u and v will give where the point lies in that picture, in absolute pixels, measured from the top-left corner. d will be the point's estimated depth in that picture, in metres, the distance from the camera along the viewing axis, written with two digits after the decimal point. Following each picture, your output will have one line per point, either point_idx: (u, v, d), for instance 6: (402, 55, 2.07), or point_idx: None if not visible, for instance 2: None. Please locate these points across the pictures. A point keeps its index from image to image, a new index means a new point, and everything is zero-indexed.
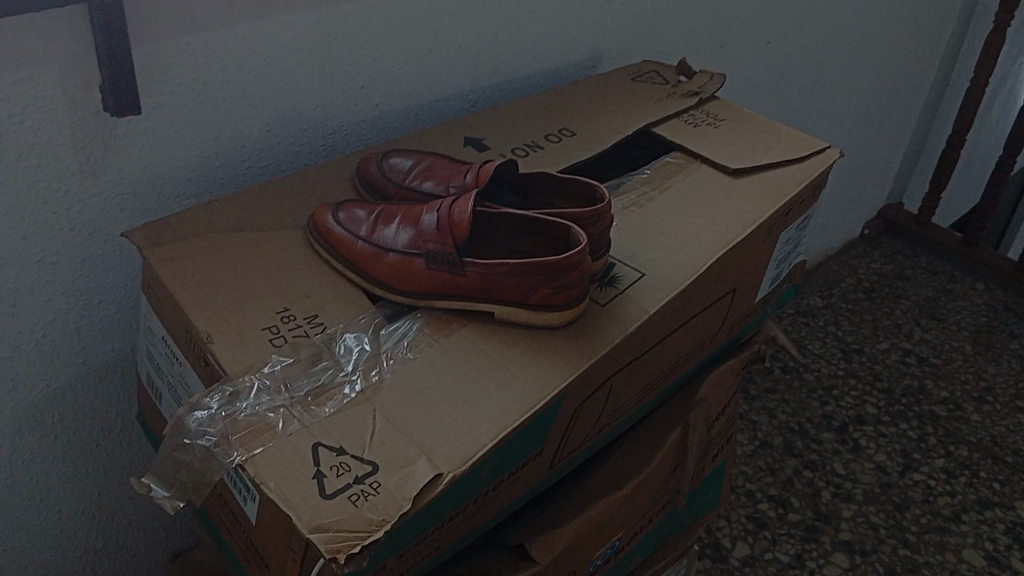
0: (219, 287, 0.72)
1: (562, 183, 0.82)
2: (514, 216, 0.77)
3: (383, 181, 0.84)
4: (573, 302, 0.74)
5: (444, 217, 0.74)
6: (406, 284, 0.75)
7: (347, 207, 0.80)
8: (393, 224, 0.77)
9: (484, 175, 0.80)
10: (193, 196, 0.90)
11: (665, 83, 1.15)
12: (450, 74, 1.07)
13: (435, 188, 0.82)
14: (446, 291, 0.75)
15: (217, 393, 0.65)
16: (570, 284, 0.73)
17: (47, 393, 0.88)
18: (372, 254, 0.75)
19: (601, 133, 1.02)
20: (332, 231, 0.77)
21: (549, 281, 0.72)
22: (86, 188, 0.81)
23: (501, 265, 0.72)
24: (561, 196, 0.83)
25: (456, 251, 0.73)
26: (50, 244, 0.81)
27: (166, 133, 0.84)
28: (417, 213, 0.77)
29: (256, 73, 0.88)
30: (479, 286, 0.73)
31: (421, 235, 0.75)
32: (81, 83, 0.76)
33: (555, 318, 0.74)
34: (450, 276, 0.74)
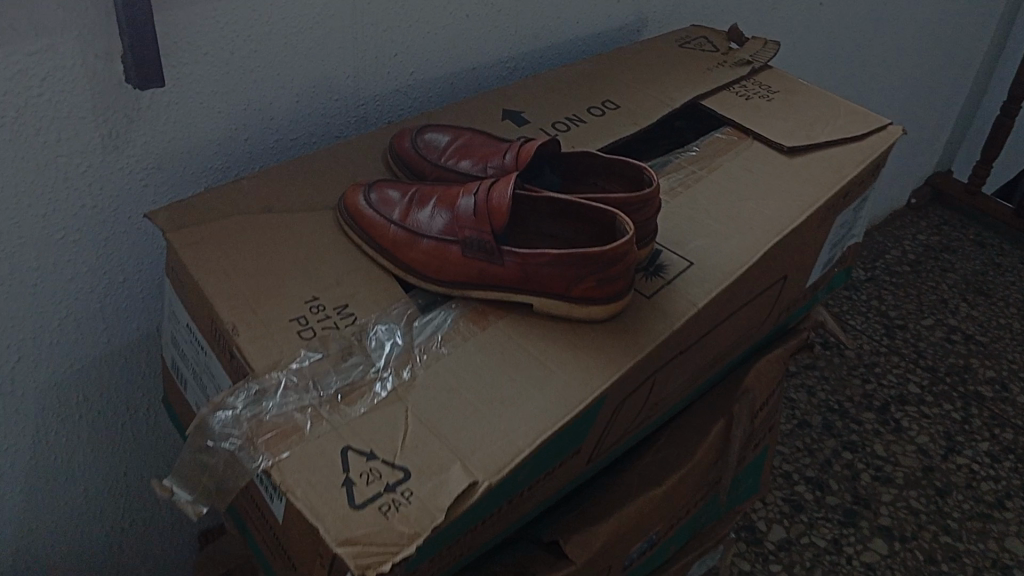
0: (245, 274, 0.69)
1: (606, 164, 0.78)
2: (556, 201, 0.72)
3: (417, 160, 0.79)
4: (618, 296, 0.70)
5: (482, 202, 0.70)
6: (441, 272, 0.71)
7: (379, 186, 0.76)
8: (428, 207, 0.73)
9: (525, 155, 0.75)
10: (221, 171, 0.86)
11: (714, 50, 1.08)
12: (487, 41, 1.01)
13: (472, 168, 0.78)
14: (482, 280, 0.71)
15: (241, 394, 0.62)
16: (615, 277, 0.69)
17: (71, 371, 0.85)
18: (406, 239, 0.72)
19: (646, 106, 0.96)
20: (363, 212, 0.73)
21: (593, 274, 0.68)
22: (107, 163, 0.77)
23: (542, 255, 0.68)
24: (605, 178, 0.79)
25: (494, 239, 0.69)
26: (71, 221, 0.78)
27: (191, 104, 0.80)
28: (454, 195, 0.73)
29: (285, 41, 0.83)
30: (518, 277, 0.69)
31: (458, 220, 0.71)
32: (102, 53, 0.71)
33: (598, 312, 0.70)
34: (487, 265, 0.70)
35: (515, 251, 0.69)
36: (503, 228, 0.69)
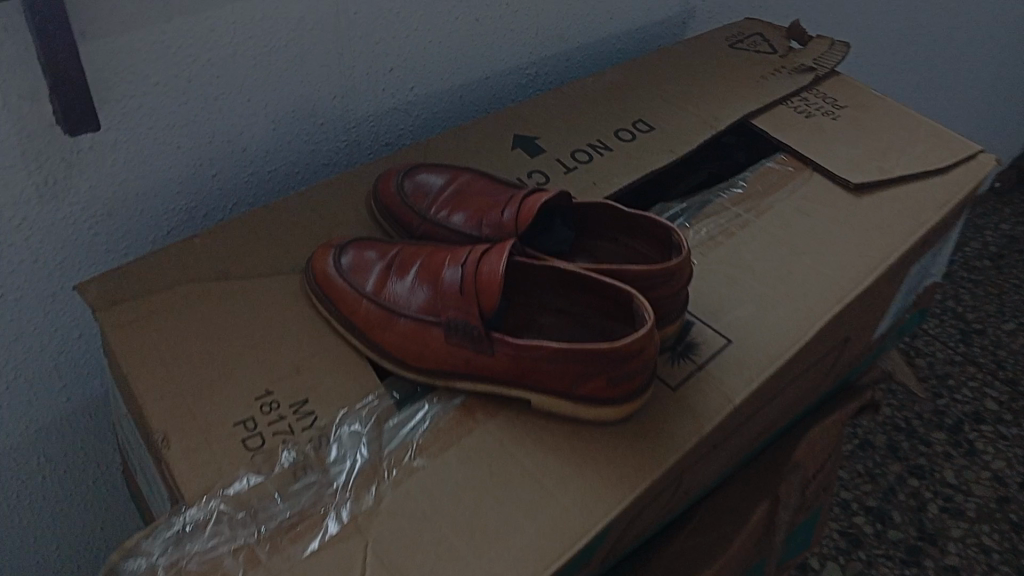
0: (187, 363, 0.58)
1: (627, 219, 0.65)
2: (563, 272, 0.60)
3: (401, 209, 0.67)
4: (635, 395, 0.57)
5: (470, 277, 0.57)
6: (421, 359, 0.59)
7: (354, 247, 0.64)
8: (409, 276, 0.61)
9: (527, 213, 0.62)
10: (185, 212, 0.74)
11: (772, 52, 0.93)
12: (502, 46, 0.87)
13: (467, 224, 0.65)
14: (469, 371, 0.58)
15: (158, 538, 0.51)
16: (630, 375, 0.56)
17: (28, 439, 0.75)
18: (381, 318, 0.60)
19: (686, 127, 0.81)
20: (331, 281, 0.61)
21: (603, 371, 0.56)
22: (47, 215, 0.66)
23: (538, 348, 0.56)
24: (626, 234, 0.66)
25: (483, 323, 0.57)
26: (8, 280, 0.67)
27: (144, 141, 0.68)
28: (439, 264, 0.60)
29: (255, 63, 0.71)
30: (512, 370, 0.57)
31: (442, 297, 0.59)
32: (26, 93, 0.60)
33: (609, 414, 0.57)
34: (475, 354, 0.58)
35: (509, 340, 0.56)
36: (494, 311, 0.57)
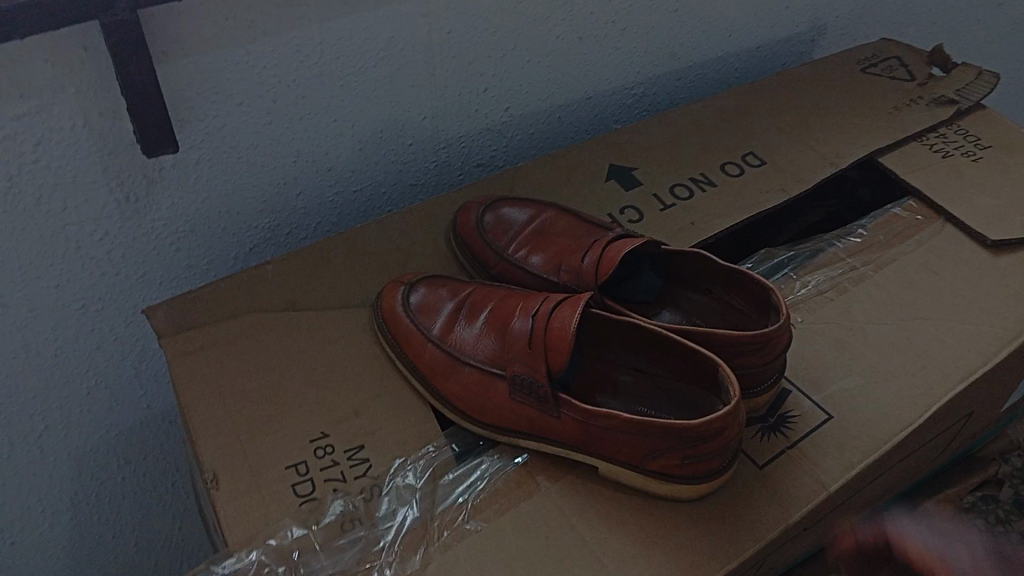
0: (245, 398, 0.56)
1: (723, 272, 0.59)
2: (641, 330, 0.55)
3: (479, 245, 0.64)
4: (713, 475, 0.52)
5: (538, 331, 0.54)
6: (482, 413, 0.56)
7: (426, 285, 0.62)
8: (479, 322, 0.59)
9: (608, 261, 0.57)
10: (268, 230, 0.73)
11: (908, 79, 0.84)
12: (607, 65, 0.82)
13: (545, 267, 0.62)
14: (531, 431, 0.55)
15: None
16: (707, 455, 0.51)
17: (107, 439, 0.76)
18: (446, 365, 0.57)
19: (801, 162, 0.74)
20: (398, 321, 0.59)
21: (675, 447, 0.50)
22: (128, 229, 0.66)
23: (606, 416, 0.51)
24: (720, 287, 0.60)
25: (549, 382, 0.53)
26: (90, 290, 0.67)
27: (227, 160, 0.67)
28: (509, 313, 0.57)
29: (342, 82, 0.69)
30: (576, 435, 0.53)
31: (508, 349, 0.55)
32: (108, 111, 0.60)
33: (683, 492, 0.52)
34: (538, 415, 0.54)
35: (575, 403, 0.52)
36: (561, 371, 0.53)
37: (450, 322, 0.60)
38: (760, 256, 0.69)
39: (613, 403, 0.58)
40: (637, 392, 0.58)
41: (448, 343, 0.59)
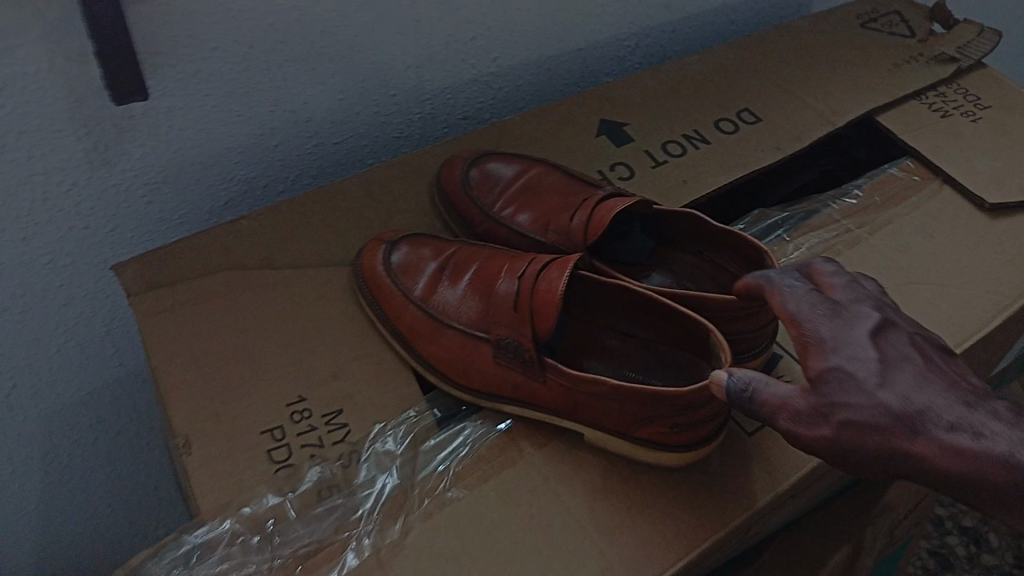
0: (220, 360, 0.54)
1: (717, 234, 0.57)
2: (632, 293, 0.53)
3: (464, 203, 0.62)
4: (702, 444, 0.50)
5: (525, 294, 0.52)
6: (466, 377, 0.54)
7: (408, 244, 0.59)
8: (463, 283, 0.56)
9: (598, 222, 0.56)
10: (245, 183, 0.70)
11: (909, 35, 0.81)
12: (599, 15, 0.79)
13: (532, 226, 0.60)
14: (516, 396, 0.53)
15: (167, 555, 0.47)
16: (697, 424, 0.49)
17: (79, 398, 0.74)
18: (429, 328, 0.55)
19: (799, 119, 0.72)
20: (379, 281, 0.56)
21: (664, 416, 0.49)
22: (97, 180, 0.63)
23: (594, 383, 0.50)
24: (714, 248, 0.58)
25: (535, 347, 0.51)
26: (57, 245, 0.64)
27: (200, 109, 0.64)
28: (494, 274, 0.55)
29: (322, 28, 0.65)
30: (563, 402, 0.52)
31: (494, 312, 0.53)
32: (73, 53, 0.56)
33: (671, 460, 0.51)
34: (524, 380, 0.52)
35: (561, 369, 0.51)
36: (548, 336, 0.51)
37: (433, 283, 0.57)
38: (750, 218, 0.67)
39: (602, 367, 0.57)
40: (626, 357, 0.56)
41: (430, 305, 0.56)
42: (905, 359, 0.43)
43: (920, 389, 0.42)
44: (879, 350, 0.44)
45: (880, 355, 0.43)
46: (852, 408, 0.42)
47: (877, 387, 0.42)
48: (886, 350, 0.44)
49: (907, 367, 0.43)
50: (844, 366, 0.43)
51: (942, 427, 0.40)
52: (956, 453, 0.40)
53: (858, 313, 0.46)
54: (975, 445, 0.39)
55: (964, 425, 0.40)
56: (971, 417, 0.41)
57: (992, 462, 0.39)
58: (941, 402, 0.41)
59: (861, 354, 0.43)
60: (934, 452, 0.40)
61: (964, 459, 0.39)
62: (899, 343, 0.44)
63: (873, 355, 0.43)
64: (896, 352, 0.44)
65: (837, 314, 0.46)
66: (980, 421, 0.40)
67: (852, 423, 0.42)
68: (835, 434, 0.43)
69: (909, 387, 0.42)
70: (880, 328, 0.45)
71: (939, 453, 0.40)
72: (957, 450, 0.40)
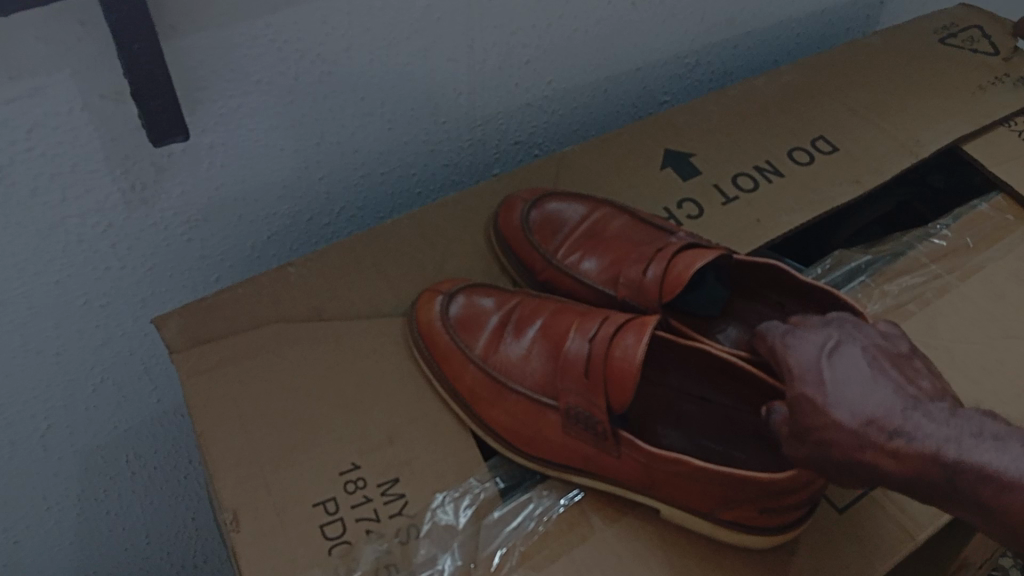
0: (267, 423, 0.50)
1: (800, 288, 0.52)
2: (711, 356, 0.49)
3: (525, 249, 0.58)
4: (792, 526, 0.46)
5: (597, 358, 0.47)
6: (531, 445, 0.50)
7: (466, 293, 0.56)
8: (528, 339, 0.53)
9: (674, 280, 0.51)
10: (288, 217, 0.67)
11: (992, 53, 0.76)
12: (660, 34, 0.75)
13: (601, 278, 0.56)
14: (587, 467, 0.49)
15: None
16: (788, 507, 0.45)
17: (115, 435, 0.71)
18: (492, 389, 0.51)
19: (878, 149, 0.67)
20: (438, 336, 0.53)
21: (753, 499, 0.45)
22: (134, 220, 0.59)
23: (674, 462, 0.46)
24: (795, 301, 0.53)
25: (609, 419, 0.47)
26: (94, 284, 0.61)
27: (243, 143, 0.60)
28: (563, 335, 0.51)
29: (372, 57, 0.61)
30: (640, 478, 0.48)
31: (562, 375, 0.49)
32: (111, 92, 0.52)
33: (757, 541, 0.47)
34: (596, 453, 0.48)
35: (637, 443, 0.47)
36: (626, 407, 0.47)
37: (495, 339, 0.54)
38: (830, 262, 0.63)
39: (677, 436, 0.53)
40: (704, 423, 0.53)
41: (492, 364, 0.53)
42: (859, 376, 0.42)
43: (869, 398, 0.41)
44: (832, 370, 0.42)
45: (833, 375, 0.42)
46: (811, 423, 0.41)
47: (831, 405, 0.41)
48: (839, 368, 0.42)
49: (862, 382, 0.41)
50: (804, 390, 0.42)
51: (883, 435, 0.39)
52: (899, 458, 0.38)
53: (817, 334, 0.45)
54: (912, 446, 0.38)
55: (900, 427, 0.39)
56: (909, 422, 0.39)
57: (930, 462, 0.38)
58: (884, 409, 0.40)
59: (815, 375, 0.42)
60: (881, 460, 0.39)
61: (907, 463, 0.38)
62: (854, 358, 0.43)
63: (826, 375, 0.42)
64: (849, 368, 0.42)
65: (803, 340, 0.44)
66: (916, 423, 0.39)
67: (819, 441, 0.41)
68: (812, 452, 0.41)
69: (856, 399, 0.41)
70: (834, 347, 0.43)
71: (884, 460, 0.39)
72: (898, 456, 0.39)
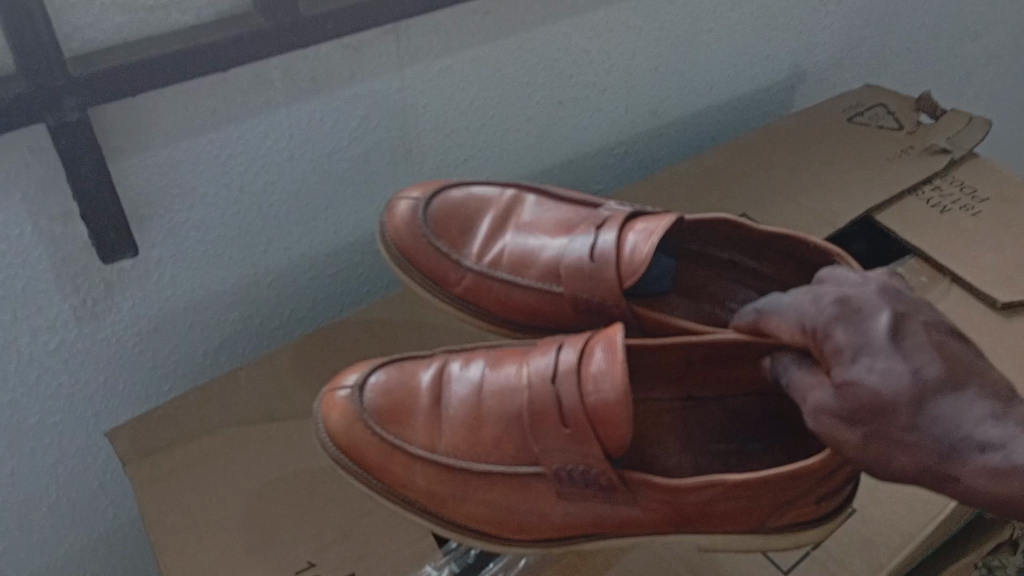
0: (221, 527, 0.51)
1: (753, 241, 0.52)
2: (699, 346, 0.48)
3: (431, 258, 0.55)
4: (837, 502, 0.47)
5: (576, 410, 0.44)
6: (525, 529, 0.48)
7: (381, 366, 0.53)
8: (461, 410, 0.49)
9: (632, 260, 0.49)
10: (240, 322, 0.68)
11: (898, 128, 0.81)
12: (588, 128, 0.80)
13: (541, 277, 0.53)
14: (602, 530, 0.48)
15: None
16: (832, 486, 0.46)
17: (71, 554, 0.70)
18: (455, 480, 0.48)
19: (799, 222, 0.71)
20: (361, 443, 0.49)
21: (797, 494, 0.45)
22: (86, 336, 0.61)
23: (703, 488, 0.44)
24: (747, 253, 0.54)
25: (610, 466, 0.45)
26: (48, 403, 0.62)
27: (192, 254, 0.62)
28: (516, 396, 0.47)
29: (313, 166, 0.65)
30: (669, 517, 0.46)
31: (534, 439, 0.46)
32: (61, 213, 0.54)
33: (809, 535, 0.47)
34: (606, 508, 0.46)
35: (654, 480, 0.45)
36: (623, 446, 0.44)
37: (435, 411, 0.50)
38: None
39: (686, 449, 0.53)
40: (704, 428, 0.53)
41: (441, 450, 0.48)
42: (933, 367, 0.40)
43: (957, 403, 0.39)
44: (904, 360, 0.40)
45: (909, 366, 0.40)
46: (884, 422, 0.40)
47: (912, 407, 0.39)
48: (911, 355, 0.40)
49: (936, 371, 0.39)
50: (874, 385, 0.40)
51: (975, 449, 0.38)
52: (981, 470, 0.38)
53: (869, 309, 0.42)
54: (1009, 460, 0.37)
55: (992, 438, 0.38)
56: (1000, 433, 0.38)
57: None
58: (976, 419, 0.38)
59: (887, 368, 0.40)
60: (970, 474, 0.38)
61: (1004, 483, 0.38)
62: (923, 339, 0.40)
63: (902, 365, 0.40)
64: (921, 354, 0.40)
65: (860, 322, 0.41)
66: (1009, 434, 0.38)
67: (896, 443, 0.40)
68: (878, 447, 0.41)
69: (941, 399, 0.39)
70: (897, 327, 0.41)
71: (977, 476, 0.38)
72: (994, 473, 0.38)
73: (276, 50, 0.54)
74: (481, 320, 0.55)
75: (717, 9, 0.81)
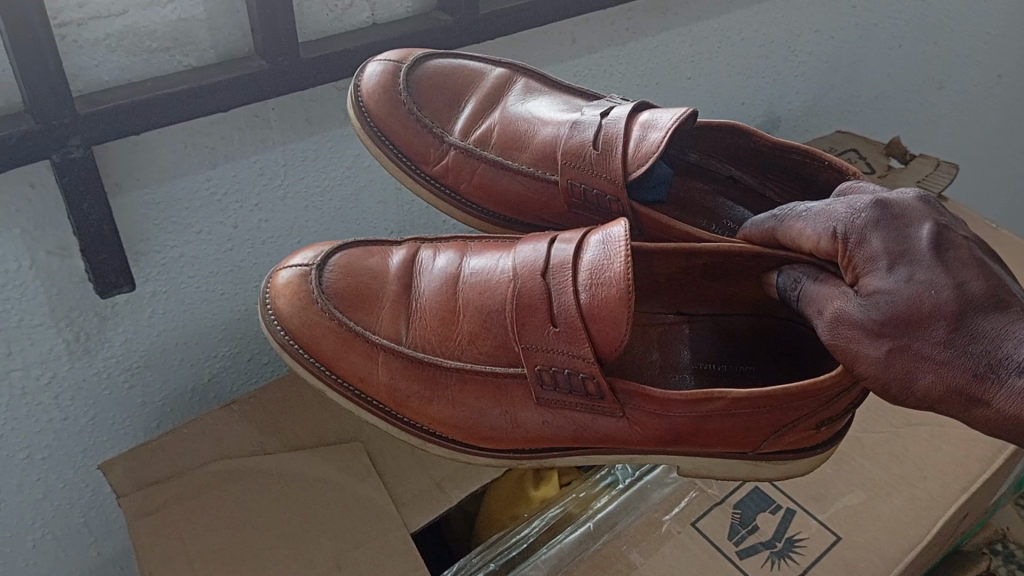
0: (212, 554, 0.51)
1: (758, 156, 0.54)
2: (700, 255, 0.47)
3: (406, 133, 0.55)
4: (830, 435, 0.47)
5: (575, 310, 0.44)
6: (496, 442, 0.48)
7: (345, 252, 0.52)
8: (434, 299, 0.49)
9: (642, 153, 0.49)
10: (230, 356, 0.69)
11: (870, 170, 0.85)
12: None
13: (535, 163, 0.53)
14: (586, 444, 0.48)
15: None
16: (835, 410, 0.45)
17: None
18: (423, 376, 0.48)
19: None
20: (320, 328, 0.48)
21: (800, 416, 0.44)
22: (76, 370, 0.61)
23: (707, 401, 0.43)
24: (751, 171, 0.55)
25: (599, 370, 0.44)
26: (37, 437, 0.62)
27: (186, 290, 0.63)
28: (500, 292, 0.47)
29: (306, 202, 0.66)
30: (657, 435, 0.46)
31: (518, 339, 0.46)
32: (58, 248, 0.55)
33: (802, 465, 0.47)
34: (590, 415, 0.46)
35: (652, 392, 0.44)
36: (618, 349, 0.44)
37: (404, 298, 0.50)
38: None
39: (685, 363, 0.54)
40: (698, 347, 0.54)
41: (407, 342, 0.48)
42: (975, 283, 0.38)
43: (998, 323, 0.37)
44: (946, 272, 0.38)
45: (951, 281, 0.38)
46: (913, 334, 0.38)
47: (948, 319, 0.37)
48: (953, 268, 0.38)
49: (978, 288, 0.38)
50: (909, 293, 0.39)
51: (1014, 372, 0.36)
52: (1017, 394, 0.35)
53: (910, 222, 0.41)
54: None
55: None
56: None
57: None
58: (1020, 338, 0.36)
59: (926, 279, 0.38)
60: (1003, 397, 0.36)
61: None
62: (966, 254, 0.39)
63: (942, 277, 0.38)
64: (963, 270, 0.38)
65: (901, 231, 0.41)
66: None
67: (924, 360, 0.38)
68: (904, 361, 0.38)
69: (980, 318, 0.37)
70: (940, 242, 0.40)
71: (1012, 400, 0.35)
72: None
73: (276, 91, 0.55)
74: (453, 203, 0.55)
75: (695, 57, 0.84)
